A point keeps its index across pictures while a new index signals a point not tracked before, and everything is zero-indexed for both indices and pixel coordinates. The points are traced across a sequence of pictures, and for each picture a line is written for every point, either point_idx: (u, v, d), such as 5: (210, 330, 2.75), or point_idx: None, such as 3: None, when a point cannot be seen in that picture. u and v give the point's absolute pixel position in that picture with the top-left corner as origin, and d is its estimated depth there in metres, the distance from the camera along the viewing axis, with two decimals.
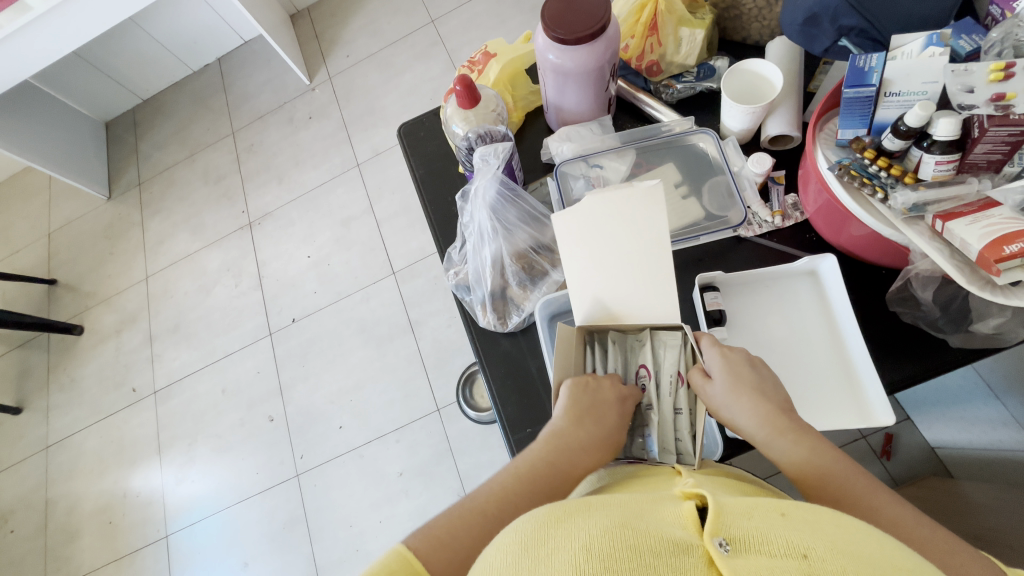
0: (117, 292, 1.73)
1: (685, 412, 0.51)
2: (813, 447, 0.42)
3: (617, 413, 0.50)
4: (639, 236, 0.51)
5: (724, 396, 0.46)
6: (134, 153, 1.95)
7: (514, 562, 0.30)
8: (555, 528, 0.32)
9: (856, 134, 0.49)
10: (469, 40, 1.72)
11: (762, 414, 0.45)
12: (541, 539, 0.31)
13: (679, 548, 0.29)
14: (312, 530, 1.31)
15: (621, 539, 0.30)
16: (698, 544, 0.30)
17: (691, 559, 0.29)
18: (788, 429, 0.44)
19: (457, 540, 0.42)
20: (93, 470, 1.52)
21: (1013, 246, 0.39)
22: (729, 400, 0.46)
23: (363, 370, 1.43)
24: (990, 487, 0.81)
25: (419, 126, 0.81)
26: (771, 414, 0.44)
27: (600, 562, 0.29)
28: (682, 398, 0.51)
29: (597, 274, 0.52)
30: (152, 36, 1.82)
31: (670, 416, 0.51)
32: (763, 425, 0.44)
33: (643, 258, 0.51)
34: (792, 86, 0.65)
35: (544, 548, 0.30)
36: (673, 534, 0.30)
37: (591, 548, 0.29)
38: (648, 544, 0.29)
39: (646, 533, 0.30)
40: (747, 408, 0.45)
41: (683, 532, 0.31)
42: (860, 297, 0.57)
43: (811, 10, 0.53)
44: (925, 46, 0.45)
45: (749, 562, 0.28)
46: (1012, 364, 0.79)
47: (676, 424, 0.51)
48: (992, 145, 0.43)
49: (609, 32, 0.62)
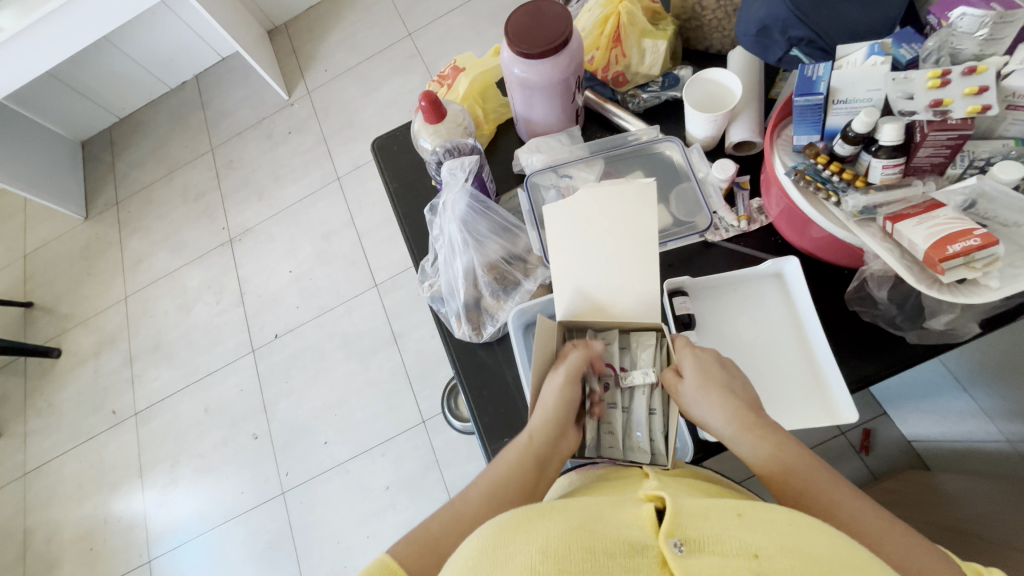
0: (95, 313, 1.71)
1: (658, 413, 0.51)
2: (779, 442, 0.43)
3: (568, 377, 0.50)
4: (623, 237, 0.53)
5: (695, 391, 0.47)
6: (111, 172, 1.94)
7: (474, 565, 0.31)
8: (517, 531, 0.32)
9: (810, 140, 0.51)
10: (446, 52, 1.73)
11: (730, 410, 0.45)
12: (500, 542, 0.31)
13: (635, 550, 0.30)
14: (299, 548, 1.30)
15: (578, 542, 0.30)
16: (653, 545, 0.31)
17: (645, 560, 0.29)
18: (755, 425, 0.44)
19: (438, 539, 0.43)
20: (73, 496, 1.49)
21: (956, 245, 0.41)
22: (700, 397, 0.47)
23: (347, 384, 1.42)
24: (964, 478, 0.82)
25: (392, 140, 0.82)
26: (739, 410, 0.45)
27: (556, 565, 0.29)
28: (656, 399, 0.52)
29: (581, 273, 0.54)
30: (126, 54, 1.81)
31: (642, 414, 0.52)
32: (733, 422, 0.45)
33: (629, 261, 0.53)
34: (753, 93, 0.66)
35: (503, 551, 0.31)
36: (630, 536, 0.31)
37: (548, 550, 0.30)
38: (604, 546, 0.30)
39: (604, 536, 0.31)
40: (716, 405, 0.46)
41: (641, 534, 0.31)
42: (822, 298, 0.59)
43: (763, 22, 0.54)
44: (868, 55, 0.47)
45: (701, 564, 0.28)
46: (976, 357, 0.81)
47: (650, 424, 0.51)
48: (935, 149, 0.44)
49: (571, 45, 0.63)
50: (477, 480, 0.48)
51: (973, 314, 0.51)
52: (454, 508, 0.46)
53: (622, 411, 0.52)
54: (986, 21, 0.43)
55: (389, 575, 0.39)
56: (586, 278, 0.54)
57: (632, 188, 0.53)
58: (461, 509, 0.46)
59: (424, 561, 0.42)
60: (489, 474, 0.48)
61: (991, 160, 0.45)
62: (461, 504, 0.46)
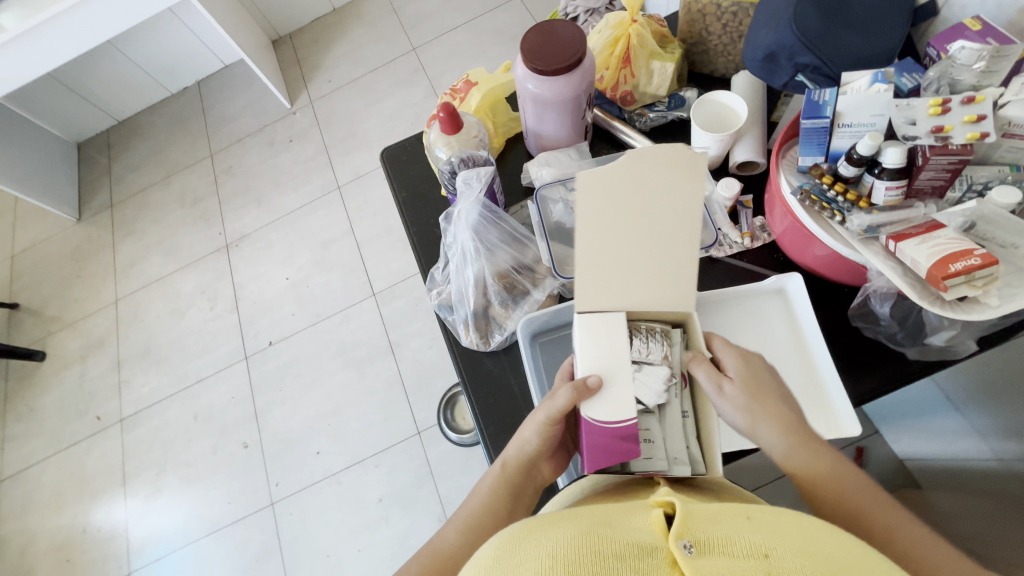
0: (83, 317, 1.68)
1: (691, 417, 0.49)
2: (835, 462, 0.43)
3: (547, 420, 0.47)
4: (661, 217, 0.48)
5: (751, 400, 0.45)
6: (107, 174, 1.92)
7: None
8: (524, 541, 0.32)
9: (815, 161, 0.54)
10: (450, 68, 1.77)
11: (785, 424, 0.44)
12: (511, 550, 0.32)
13: (645, 551, 0.30)
14: (286, 561, 1.27)
15: (587, 547, 0.30)
16: (663, 547, 0.30)
17: (655, 560, 0.29)
18: (810, 442, 0.44)
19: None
20: (51, 505, 1.44)
21: (957, 264, 0.43)
22: (758, 407, 0.45)
23: (342, 394, 1.41)
24: (957, 496, 0.84)
25: (402, 150, 0.83)
26: (795, 424, 0.44)
27: (566, 567, 0.29)
28: (686, 401, 0.49)
29: (603, 267, 0.48)
30: (129, 58, 1.82)
31: (676, 415, 0.48)
32: (787, 436, 0.44)
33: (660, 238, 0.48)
34: (756, 116, 0.69)
35: (514, 558, 0.31)
36: (639, 538, 0.31)
37: (557, 555, 0.30)
38: (614, 549, 0.30)
39: (613, 539, 0.31)
40: (771, 417, 0.44)
41: (650, 536, 0.31)
42: (825, 313, 0.60)
43: (770, 49, 0.57)
44: (871, 82, 0.50)
45: (711, 562, 0.29)
46: (968, 376, 0.83)
47: (685, 428, 0.48)
48: (935, 172, 0.47)
49: (584, 65, 0.65)
50: (453, 519, 0.49)
51: (971, 332, 0.52)
52: (433, 549, 0.47)
53: (657, 419, 0.47)
54: (983, 54, 0.46)
55: None
56: (611, 272, 0.49)
57: (683, 157, 0.46)
58: (439, 549, 0.47)
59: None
60: (467, 507, 0.49)
61: (989, 184, 0.47)
62: (439, 543, 0.48)
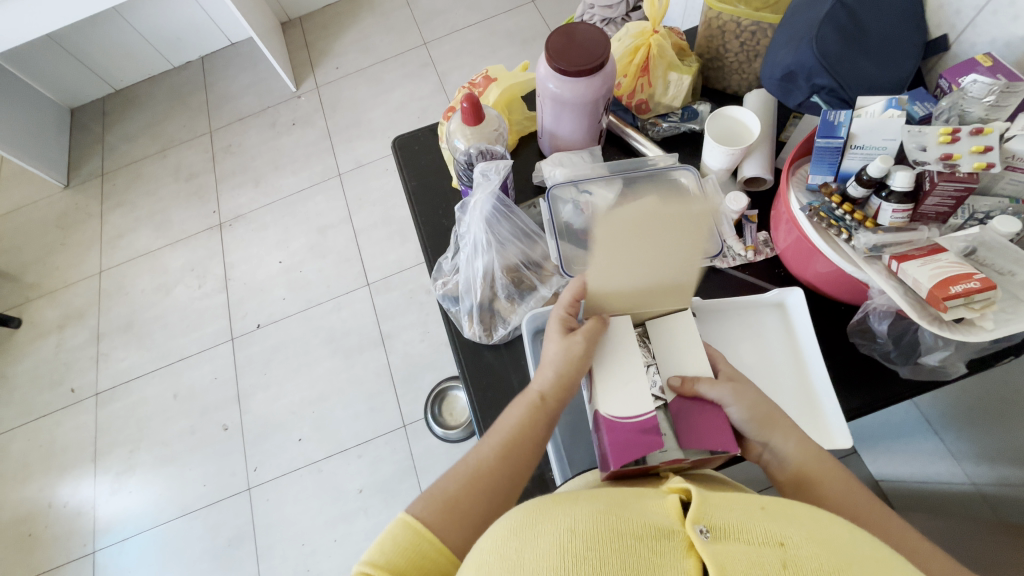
0: (64, 286, 1.63)
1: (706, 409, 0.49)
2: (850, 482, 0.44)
3: (585, 345, 0.48)
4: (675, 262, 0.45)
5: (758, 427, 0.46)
6: (99, 142, 1.88)
7: (502, 544, 0.31)
8: (541, 512, 0.32)
9: (825, 180, 0.55)
10: (460, 65, 1.78)
11: (799, 445, 0.46)
12: (525, 522, 0.32)
13: (661, 533, 0.31)
14: (259, 548, 1.24)
15: (605, 523, 0.31)
16: (678, 530, 0.31)
17: (670, 542, 0.30)
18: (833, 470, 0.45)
19: (460, 497, 0.43)
20: (16, 477, 1.40)
21: (958, 286, 0.44)
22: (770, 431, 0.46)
23: (329, 381, 1.39)
24: (931, 517, 0.86)
25: (414, 139, 0.83)
26: (815, 451, 0.46)
27: (583, 541, 0.30)
28: None
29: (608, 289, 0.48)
30: (133, 27, 1.79)
31: None
32: (806, 456, 0.45)
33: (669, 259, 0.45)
34: (766, 133, 0.71)
35: (530, 530, 0.31)
36: (655, 520, 0.32)
37: (576, 529, 0.30)
38: (632, 529, 0.30)
39: (630, 520, 0.31)
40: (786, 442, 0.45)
41: (665, 520, 0.32)
42: (824, 328, 0.62)
43: (789, 68, 0.58)
44: (886, 107, 0.52)
45: (727, 547, 0.30)
46: (949, 400, 0.86)
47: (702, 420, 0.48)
48: (941, 199, 0.49)
49: (606, 69, 0.66)
50: (487, 439, 0.47)
51: (963, 354, 0.55)
52: (469, 467, 0.45)
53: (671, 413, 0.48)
54: (993, 89, 0.48)
55: (416, 536, 0.40)
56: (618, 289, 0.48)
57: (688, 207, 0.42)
58: (477, 466, 0.45)
59: (445, 519, 0.42)
60: (502, 428, 0.47)
61: (990, 214, 0.50)
62: (475, 460, 0.46)
